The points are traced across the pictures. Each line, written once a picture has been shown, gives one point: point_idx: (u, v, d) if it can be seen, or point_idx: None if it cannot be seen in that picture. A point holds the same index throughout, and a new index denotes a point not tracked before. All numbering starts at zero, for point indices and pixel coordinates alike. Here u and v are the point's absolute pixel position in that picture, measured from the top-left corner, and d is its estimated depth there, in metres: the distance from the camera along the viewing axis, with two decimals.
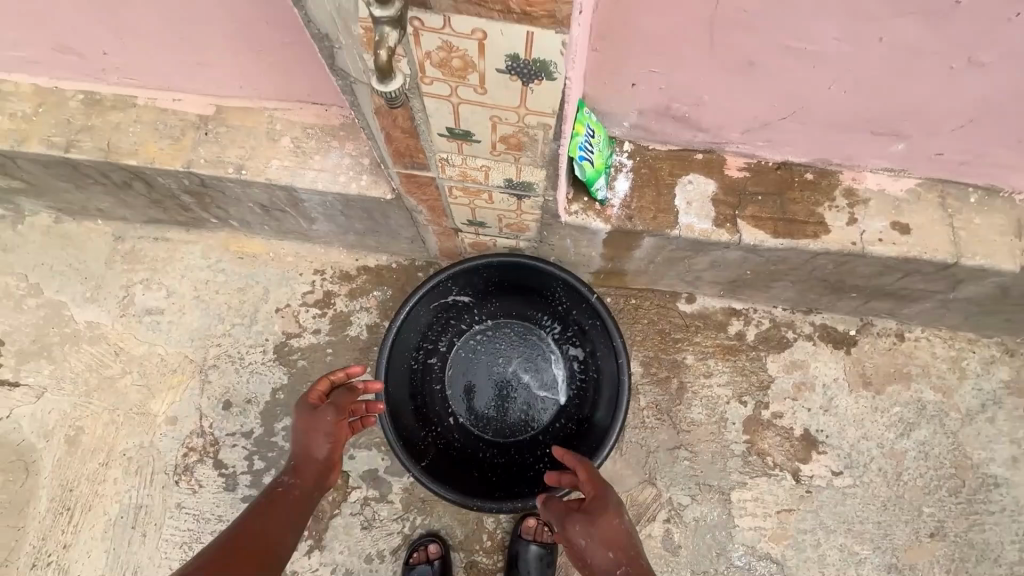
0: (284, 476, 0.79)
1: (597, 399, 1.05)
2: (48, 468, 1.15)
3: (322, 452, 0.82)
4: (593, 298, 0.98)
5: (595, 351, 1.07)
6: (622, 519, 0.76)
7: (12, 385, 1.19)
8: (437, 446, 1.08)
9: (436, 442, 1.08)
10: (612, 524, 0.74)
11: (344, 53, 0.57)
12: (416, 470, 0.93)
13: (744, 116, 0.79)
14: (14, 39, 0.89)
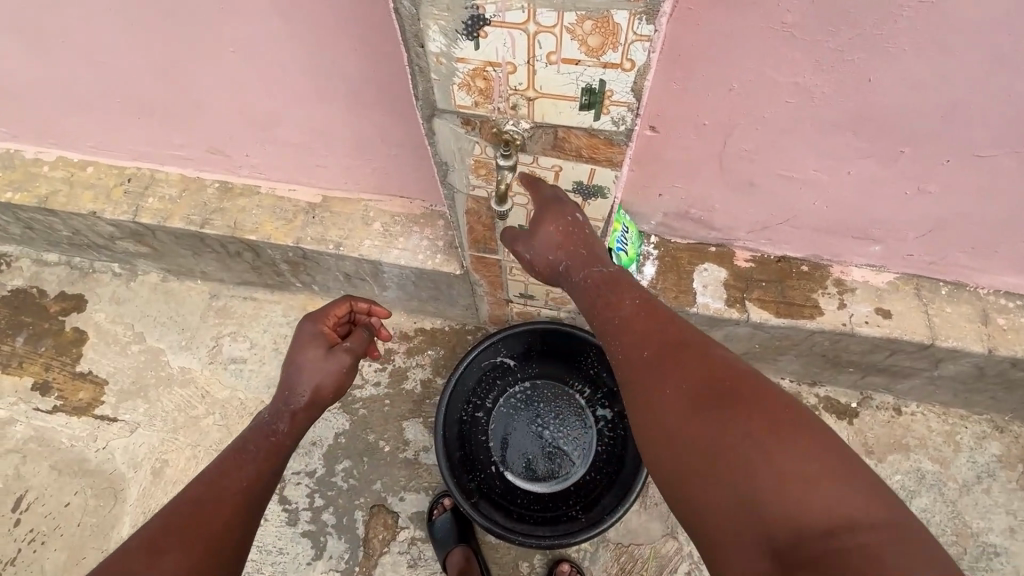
0: (280, 425, 0.86)
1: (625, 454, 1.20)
2: (133, 496, 1.29)
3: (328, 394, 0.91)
4: None
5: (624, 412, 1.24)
6: (566, 208, 0.74)
7: (111, 420, 1.37)
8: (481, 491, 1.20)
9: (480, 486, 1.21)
10: (562, 217, 0.72)
11: (456, 174, 0.79)
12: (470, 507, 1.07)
13: (749, 221, 1.00)
14: (179, 143, 1.15)
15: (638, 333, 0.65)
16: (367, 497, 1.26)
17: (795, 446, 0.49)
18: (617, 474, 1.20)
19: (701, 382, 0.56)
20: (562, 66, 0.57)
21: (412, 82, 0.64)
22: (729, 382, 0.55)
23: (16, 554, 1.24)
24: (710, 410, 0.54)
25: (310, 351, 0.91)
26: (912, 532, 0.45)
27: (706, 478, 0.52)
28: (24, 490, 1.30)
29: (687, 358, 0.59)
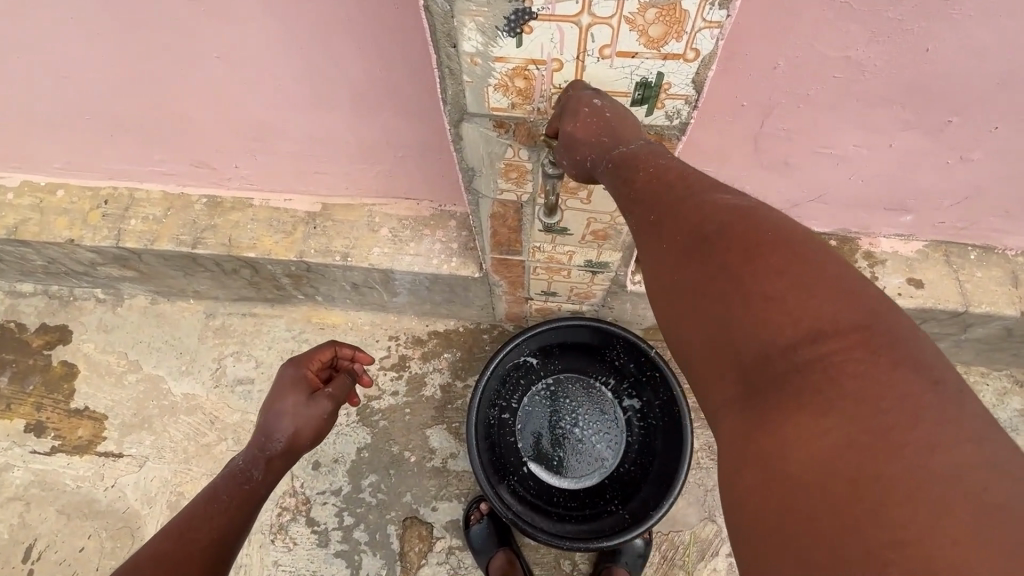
0: (253, 471, 0.82)
1: (658, 445, 1.14)
2: (152, 533, 1.23)
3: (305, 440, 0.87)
4: (656, 353, 1.10)
5: (653, 400, 1.17)
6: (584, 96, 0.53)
7: (117, 456, 1.29)
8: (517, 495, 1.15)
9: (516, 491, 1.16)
10: (578, 112, 0.51)
11: (483, 178, 0.73)
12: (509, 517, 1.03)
13: (780, 200, 0.96)
14: (160, 159, 1.05)
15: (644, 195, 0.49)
16: (398, 510, 1.23)
17: (798, 279, 0.39)
18: (652, 466, 1.15)
19: (685, 220, 0.47)
20: (616, 60, 0.51)
21: (440, 86, 0.57)
22: (727, 219, 0.44)
23: None
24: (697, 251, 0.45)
25: (290, 397, 0.88)
26: (926, 369, 0.35)
27: (691, 316, 0.45)
28: (32, 539, 1.23)
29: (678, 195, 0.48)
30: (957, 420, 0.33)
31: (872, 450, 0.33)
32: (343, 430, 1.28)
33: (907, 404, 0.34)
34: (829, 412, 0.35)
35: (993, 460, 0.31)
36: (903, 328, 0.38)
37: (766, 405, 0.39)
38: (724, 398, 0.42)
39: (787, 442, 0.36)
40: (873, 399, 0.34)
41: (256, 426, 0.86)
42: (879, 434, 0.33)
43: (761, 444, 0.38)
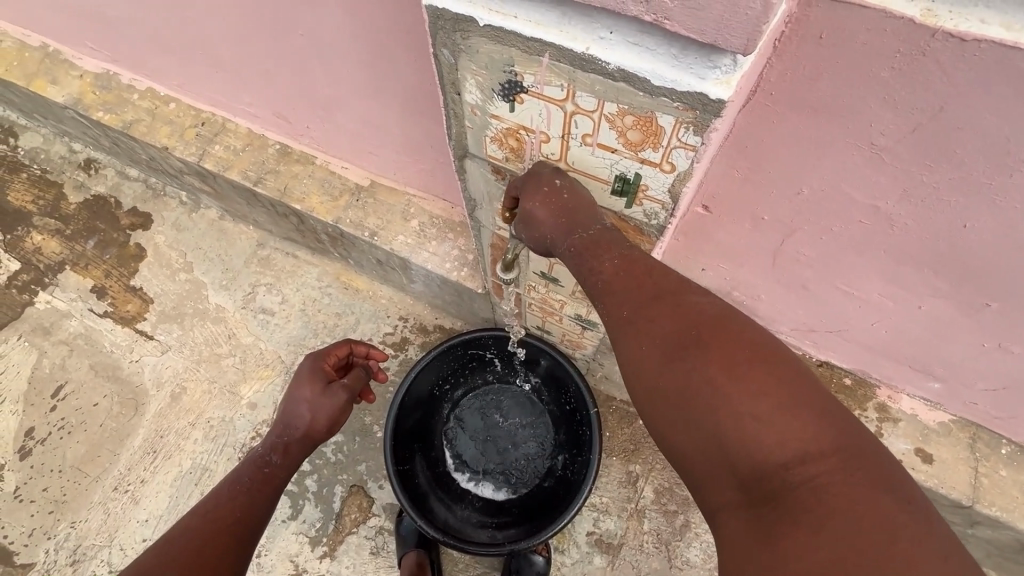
0: (272, 455, 0.90)
1: (564, 496, 1.12)
2: (150, 412, 1.40)
3: (324, 427, 0.94)
4: (592, 413, 1.07)
5: (580, 457, 1.13)
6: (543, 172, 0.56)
7: (148, 337, 1.48)
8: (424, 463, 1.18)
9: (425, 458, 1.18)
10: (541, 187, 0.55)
11: (483, 212, 0.76)
12: (390, 472, 1.06)
13: (794, 319, 0.90)
14: (250, 102, 1.18)
15: (617, 288, 0.54)
16: (349, 475, 1.31)
17: (783, 404, 0.44)
18: (549, 508, 1.13)
19: (672, 325, 0.50)
20: (597, 149, 0.52)
21: (446, 123, 0.61)
22: (715, 337, 0.48)
23: (46, 436, 1.39)
24: (684, 362, 0.48)
25: (309, 383, 0.95)
26: (895, 488, 0.41)
27: (677, 422, 0.48)
28: (64, 381, 1.44)
29: (656, 297, 0.52)
30: (930, 539, 0.39)
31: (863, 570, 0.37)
32: None
33: (885, 525, 0.39)
34: (820, 529, 0.40)
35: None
36: (873, 449, 0.44)
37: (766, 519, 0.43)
38: (722, 502, 0.47)
39: (793, 560, 0.40)
40: (858, 521, 0.39)
41: (278, 417, 0.93)
42: (863, 554, 0.38)
43: (762, 555, 0.42)
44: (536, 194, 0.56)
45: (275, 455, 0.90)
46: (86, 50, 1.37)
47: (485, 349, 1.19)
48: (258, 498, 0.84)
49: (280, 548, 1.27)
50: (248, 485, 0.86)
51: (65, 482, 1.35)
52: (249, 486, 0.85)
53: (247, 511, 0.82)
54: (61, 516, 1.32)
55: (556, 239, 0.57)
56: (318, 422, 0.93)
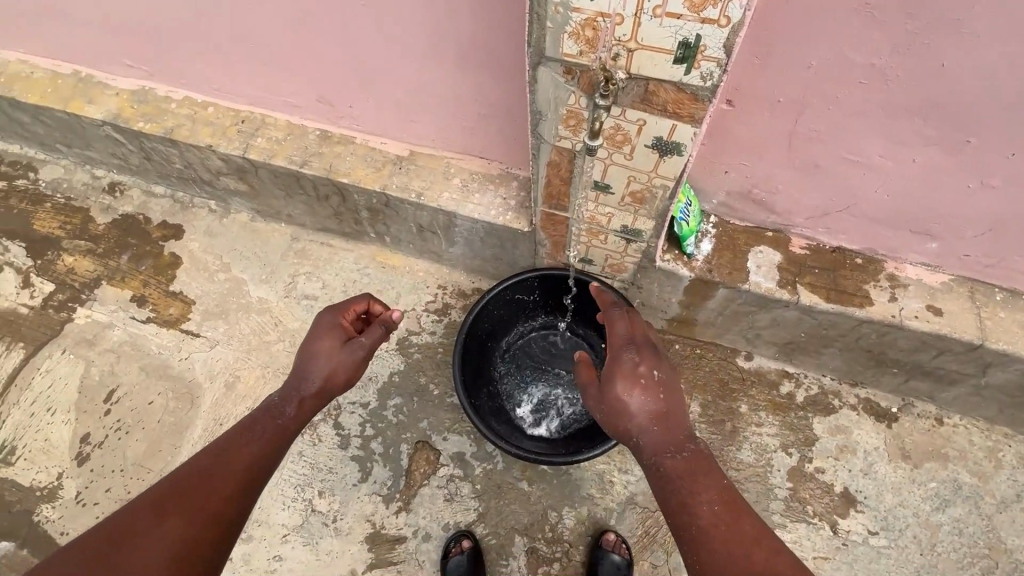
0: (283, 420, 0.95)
1: None
2: (206, 404, 1.43)
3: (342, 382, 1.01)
4: None
5: None
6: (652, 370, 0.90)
7: (194, 335, 1.52)
8: (487, 402, 1.26)
9: (486, 398, 1.27)
10: (639, 381, 0.88)
11: (547, 123, 0.89)
12: (466, 404, 1.14)
13: (808, 206, 1.06)
14: (294, 91, 1.30)
15: (697, 487, 0.80)
16: (413, 433, 1.37)
17: None
18: None
19: (737, 526, 0.75)
20: (665, 20, 0.66)
21: (529, 29, 0.74)
22: (752, 545, 0.73)
23: (104, 439, 1.41)
24: (728, 545, 0.73)
25: (329, 337, 1.03)
26: None
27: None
28: (115, 385, 1.47)
29: (737, 512, 0.77)
30: None
31: None
32: (382, 353, 1.46)
33: None
34: None
35: None
36: None
37: None
38: None
39: None
40: None
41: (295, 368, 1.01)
42: None
43: None
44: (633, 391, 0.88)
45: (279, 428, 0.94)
46: (122, 70, 1.47)
47: (529, 293, 1.30)
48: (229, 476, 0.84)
49: (355, 511, 1.30)
50: (258, 442, 0.91)
51: (128, 480, 1.36)
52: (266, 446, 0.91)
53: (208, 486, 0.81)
54: None
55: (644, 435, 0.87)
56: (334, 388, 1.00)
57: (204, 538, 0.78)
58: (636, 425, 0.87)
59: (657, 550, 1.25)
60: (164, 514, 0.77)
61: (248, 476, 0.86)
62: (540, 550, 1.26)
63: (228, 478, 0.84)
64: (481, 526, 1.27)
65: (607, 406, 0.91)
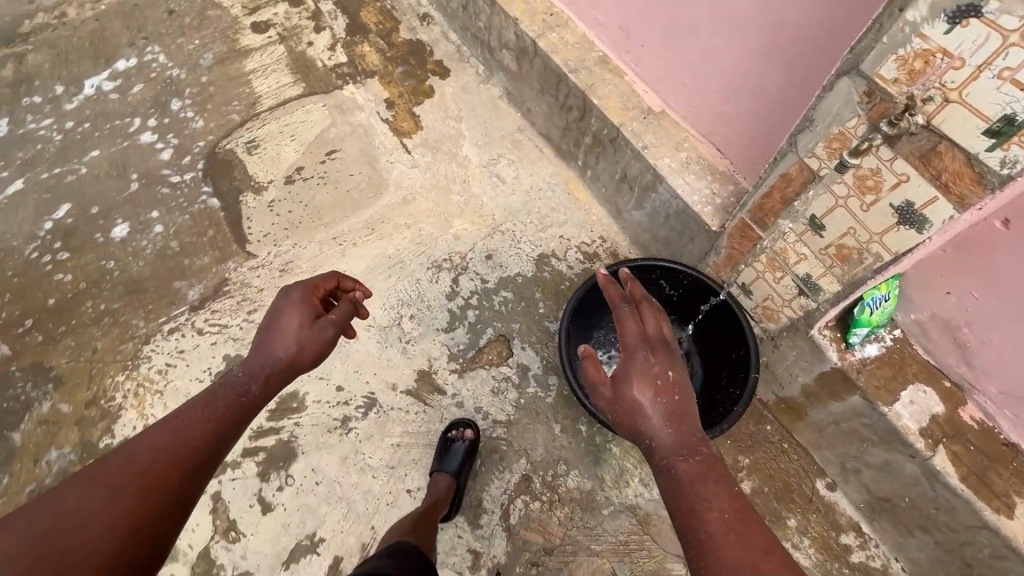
0: (253, 385, 0.99)
1: None
2: (383, 201, 1.70)
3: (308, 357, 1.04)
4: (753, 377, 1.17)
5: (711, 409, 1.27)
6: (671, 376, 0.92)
7: (407, 151, 1.79)
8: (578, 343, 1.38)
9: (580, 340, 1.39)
10: (662, 390, 0.91)
11: (807, 136, 0.89)
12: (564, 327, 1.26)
13: (1011, 377, 0.95)
14: (605, 9, 1.43)
15: (709, 497, 0.82)
16: (502, 326, 1.49)
17: None
18: None
19: (746, 534, 0.77)
20: (1007, 84, 0.65)
21: (861, 37, 0.75)
22: (759, 553, 0.75)
23: (309, 177, 1.74)
24: (737, 552, 0.75)
25: (295, 330, 1.04)
26: None
27: None
28: (338, 148, 1.79)
29: (745, 517, 0.79)
30: None
31: None
32: (522, 254, 1.60)
33: None
34: None
35: None
36: None
37: None
38: None
39: None
40: None
41: (260, 346, 1.03)
42: None
43: None
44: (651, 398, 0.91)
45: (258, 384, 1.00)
46: None
47: (671, 287, 1.36)
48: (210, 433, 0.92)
49: (424, 347, 1.47)
50: (220, 414, 0.95)
51: (304, 214, 1.69)
52: (213, 424, 0.93)
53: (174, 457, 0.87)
54: (290, 235, 1.65)
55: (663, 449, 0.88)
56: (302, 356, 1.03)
57: (154, 515, 0.84)
58: (651, 430, 0.90)
59: (626, 563, 1.25)
60: (88, 496, 0.81)
61: (198, 446, 0.90)
62: (532, 483, 1.32)
63: (189, 446, 0.89)
64: (502, 429, 1.37)
65: (621, 408, 0.93)
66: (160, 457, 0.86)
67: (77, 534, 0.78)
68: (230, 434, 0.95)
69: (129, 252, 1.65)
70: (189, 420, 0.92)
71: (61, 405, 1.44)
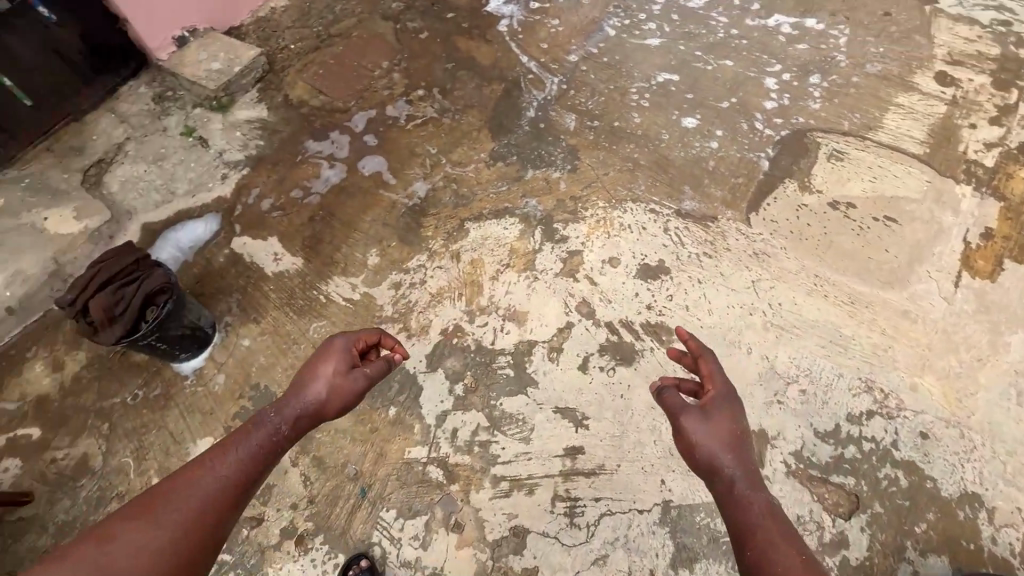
0: (276, 437, 1.07)
1: None
2: (884, 294, 1.53)
3: (333, 408, 1.13)
4: None
5: None
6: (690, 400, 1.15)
7: (957, 283, 1.54)
8: None
9: None
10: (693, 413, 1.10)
11: None
12: None
13: None
14: None
15: (730, 480, 1.03)
16: (865, 493, 1.31)
17: (782, 545, 0.92)
18: None
19: (751, 498, 1.01)
20: None
21: None
22: (766, 506, 0.99)
23: (850, 217, 1.66)
24: (751, 513, 0.98)
25: (329, 393, 1.13)
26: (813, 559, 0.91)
27: (754, 542, 0.95)
28: (897, 220, 1.65)
29: (756, 491, 1.01)
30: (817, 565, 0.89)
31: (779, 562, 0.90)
32: (956, 472, 1.31)
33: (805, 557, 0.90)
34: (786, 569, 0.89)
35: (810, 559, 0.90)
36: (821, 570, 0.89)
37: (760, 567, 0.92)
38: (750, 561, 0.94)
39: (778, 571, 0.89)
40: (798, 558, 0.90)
41: (297, 384, 1.13)
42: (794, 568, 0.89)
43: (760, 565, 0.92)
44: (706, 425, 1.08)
45: (285, 429, 1.09)
46: None
47: None
48: (258, 462, 1.03)
49: (785, 421, 1.38)
50: (265, 442, 1.06)
51: (813, 235, 1.64)
52: (241, 465, 1.01)
53: (219, 488, 0.96)
54: (785, 237, 1.64)
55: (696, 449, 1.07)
56: (328, 407, 1.13)
57: (210, 535, 0.91)
58: (725, 481, 1.03)
59: None
60: (148, 521, 0.87)
61: (238, 484, 0.98)
62: None
63: (226, 495, 0.96)
64: None
65: (695, 460, 1.07)
66: (207, 504, 0.93)
67: (135, 543, 0.84)
68: (265, 469, 1.05)
69: (681, 140, 1.88)
70: (230, 466, 0.99)
71: (561, 181, 1.80)
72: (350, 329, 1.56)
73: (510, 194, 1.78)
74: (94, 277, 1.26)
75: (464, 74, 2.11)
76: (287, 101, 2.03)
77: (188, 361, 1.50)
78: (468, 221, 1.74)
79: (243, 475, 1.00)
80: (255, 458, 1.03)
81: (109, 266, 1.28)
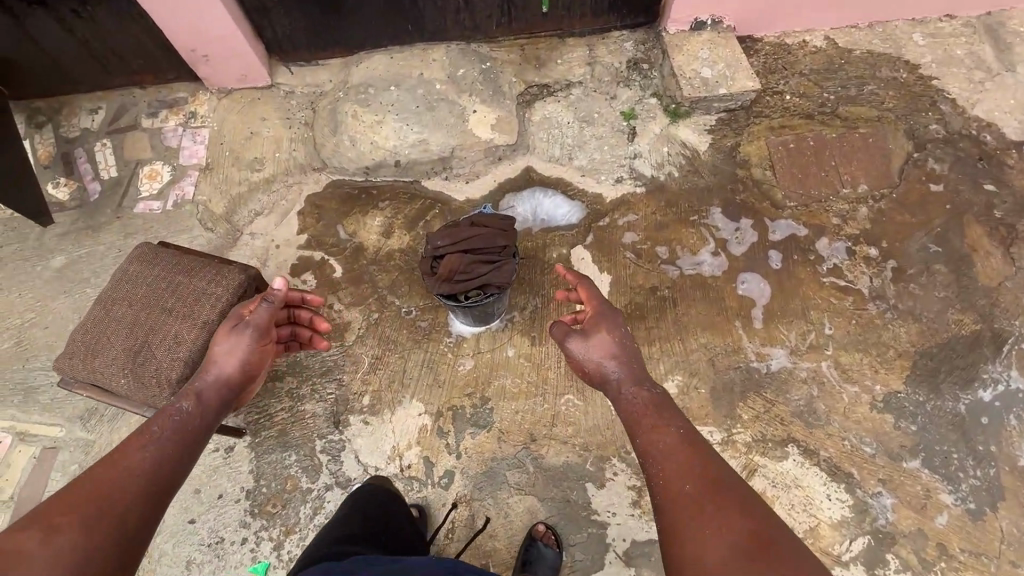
0: (187, 405, 0.99)
1: None
2: None
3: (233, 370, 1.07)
4: None
5: None
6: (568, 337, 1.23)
7: None
8: None
9: None
10: (557, 329, 1.22)
11: None
12: None
13: None
14: None
15: (629, 414, 1.06)
16: None
17: (696, 485, 0.88)
18: None
19: (658, 439, 0.98)
20: None
21: None
22: (682, 444, 0.96)
23: None
24: (671, 448, 0.95)
25: (230, 359, 1.07)
26: (750, 505, 0.83)
27: (665, 472, 0.92)
28: None
29: (650, 417, 1.03)
30: (756, 519, 0.81)
31: (709, 510, 0.83)
32: None
33: (743, 510, 0.82)
34: (718, 523, 0.80)
35: (752, 516, 0.81)
36: (753, 509, 0.82)
37: (686, 515, 0.84)
38: (671, 506, 0.88)
39: (704, 529, 0.81)
40: (724, 503, 0.83)
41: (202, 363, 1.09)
42: (724, 525, 0.80)
43: (680, 519, 0.85)
44: (558, 325, 1.26)
45: (190, 405, 1.00)
46: None
47: None
48: (173, 447, 0.93)
49: None
50: (171, 429, 0.95)
51: None
52: (152, 455, 0.90)
53: (128, 482, 0.85)
54: None
55: (593, 378, 1.17)
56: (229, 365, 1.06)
57: (122, 529, 0.79)
58: (616, 388, 1.12)
59: None
60: (53, 539, 0.73)
61: (150, 467, 0.88)
62: None
63: (131, 484, 0.85)
64: None
65: (590, 376, 1.17)
66: (112, 488, 0.82)
67: (53, 565, 0.70)
68: (185, 456, 0.94)
69: None
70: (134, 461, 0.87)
71: (943, 513, 1.26)
72: (594, 433, 1.35)
73: (869, 464, 1.31)
74: (472, 237, 1.21)
75: (943, 273, 1.53)
76: (732, 151, 1.71)
77: (466, 326, 1.48)
78: (795, 444, 1.34)
79: (148, 453, 0.90)
80: (161, 435, 0.94)
81: (491, 236, 1.21)
